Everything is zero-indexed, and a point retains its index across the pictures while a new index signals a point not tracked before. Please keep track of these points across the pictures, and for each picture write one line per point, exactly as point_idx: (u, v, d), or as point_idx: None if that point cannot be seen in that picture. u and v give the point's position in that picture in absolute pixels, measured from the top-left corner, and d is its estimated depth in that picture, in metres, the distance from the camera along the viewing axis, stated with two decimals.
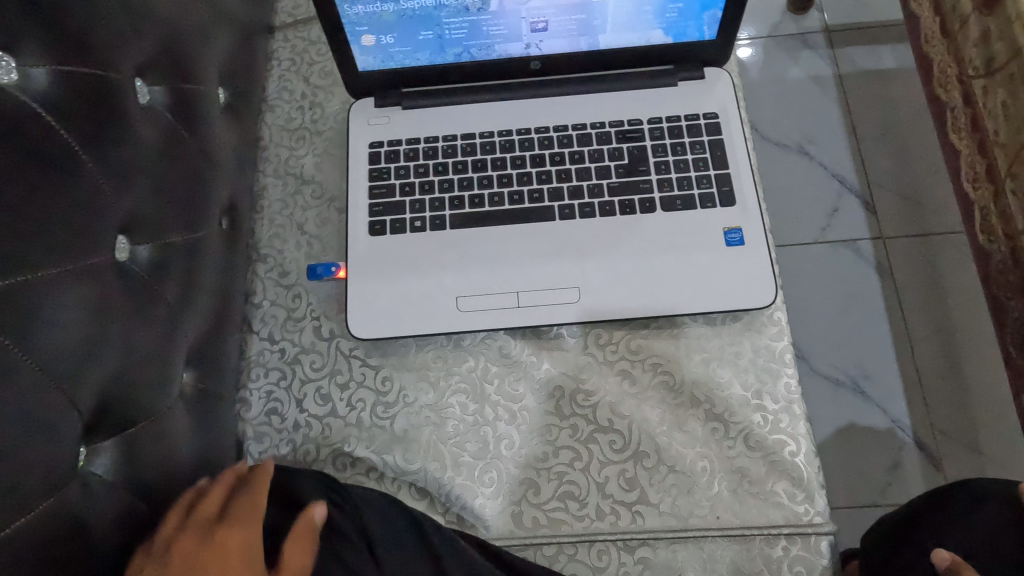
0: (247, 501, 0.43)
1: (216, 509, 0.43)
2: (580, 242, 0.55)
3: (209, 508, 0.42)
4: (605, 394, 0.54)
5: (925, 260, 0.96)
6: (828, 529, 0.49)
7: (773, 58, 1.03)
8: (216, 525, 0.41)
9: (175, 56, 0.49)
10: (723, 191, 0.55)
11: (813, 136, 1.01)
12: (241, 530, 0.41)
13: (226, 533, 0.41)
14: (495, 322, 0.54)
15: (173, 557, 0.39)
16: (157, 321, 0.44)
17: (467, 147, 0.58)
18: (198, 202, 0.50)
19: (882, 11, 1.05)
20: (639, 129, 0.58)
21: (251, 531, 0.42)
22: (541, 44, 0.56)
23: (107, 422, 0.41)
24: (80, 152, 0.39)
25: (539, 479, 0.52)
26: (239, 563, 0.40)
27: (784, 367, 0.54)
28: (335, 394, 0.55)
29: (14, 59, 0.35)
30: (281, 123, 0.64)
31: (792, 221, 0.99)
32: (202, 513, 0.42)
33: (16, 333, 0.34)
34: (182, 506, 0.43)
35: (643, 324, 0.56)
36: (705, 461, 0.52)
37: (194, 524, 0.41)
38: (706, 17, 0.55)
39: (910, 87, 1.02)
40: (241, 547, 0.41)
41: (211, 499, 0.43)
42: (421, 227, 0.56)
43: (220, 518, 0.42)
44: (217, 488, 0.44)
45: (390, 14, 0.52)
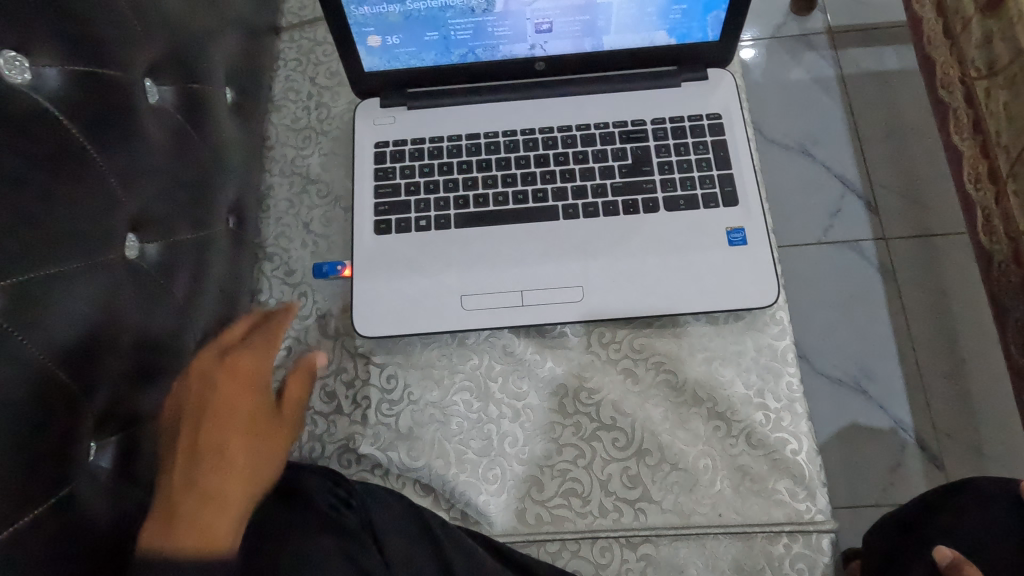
0: (265, 333, 0.47)
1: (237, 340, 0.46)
2: (584, 241, 0.55)
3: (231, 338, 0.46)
4: (608, 392, 0.54)
5: (928, 261, 0.96)
6: (830, 527, 0.50)
7: (776, 59, 1.04)
8: (232, 349, 0.45)
9: (184, 56, 0.49)
10: (725, 191, 0.56)
11: (815, 137, 1.02)
12: (255, 358, 0.45)
13: (242, 359, 0.45)
14: (499, 321, 0.54)
15: (195, 377, 0.43)
16: (163, 317, 0.45)
17: (472, 147, 0.58)
18: (205, 200, 0.51)
19: (885, 13, 1.05)
20: (643, 129, 0.58)
21: (264, 362, 0.46)
22: (546, 44, 0.57)
23: (115, 418, 0.42)
24: (90, 150, 0.39)
25: (543, 476, 0.52)
26: (252, 383, 0.44)
27: (786, 366, 0.54)
28: (340, 392, 0.55)
29: (27, 60, 0.36)
30: (287, 123, 0.65)
31: (795, 221, 0.99)
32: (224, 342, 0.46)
33: (29, 327, 0.35)
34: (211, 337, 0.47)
35: (646, 323, 0.56)
36: (707, 459, 0.52)
37: (216, 349, 0.45)
38: (709, 18, 0.55)
39: (912, 88, 1.03)
40: (255, 368, 0.45)
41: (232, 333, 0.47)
42: (426, 226, 0.56)
43: (239, 345, 0.46)
44: (241, 322, 0.48)
45: (396, 15, 0.52)
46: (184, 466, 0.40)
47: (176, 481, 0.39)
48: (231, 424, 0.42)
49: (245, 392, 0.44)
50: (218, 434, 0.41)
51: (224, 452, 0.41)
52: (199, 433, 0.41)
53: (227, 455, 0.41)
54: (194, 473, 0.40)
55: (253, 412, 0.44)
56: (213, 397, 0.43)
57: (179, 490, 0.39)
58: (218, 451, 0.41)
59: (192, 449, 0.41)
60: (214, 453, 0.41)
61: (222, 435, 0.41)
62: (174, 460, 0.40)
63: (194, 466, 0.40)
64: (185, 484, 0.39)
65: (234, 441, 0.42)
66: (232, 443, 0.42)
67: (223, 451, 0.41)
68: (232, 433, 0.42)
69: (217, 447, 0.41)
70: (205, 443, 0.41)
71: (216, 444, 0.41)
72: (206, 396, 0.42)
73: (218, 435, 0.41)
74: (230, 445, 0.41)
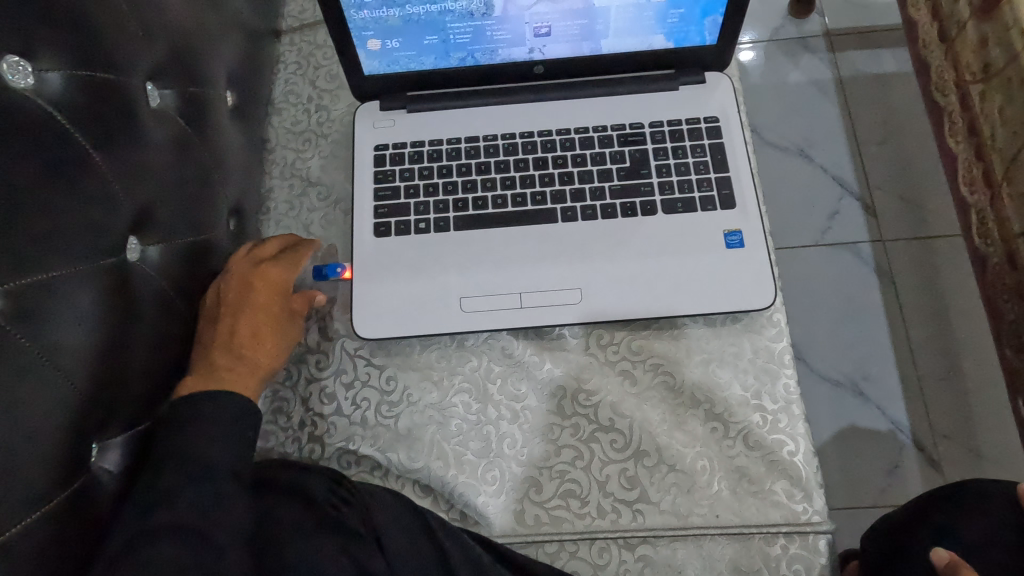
0: (297, 254, 0.54)
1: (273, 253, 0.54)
2: (582, 244, 0.55)
3: (269, 249, 0.54)
4: (606, 394, 0.55)
5: (925, 263, 0.96)
6: (827, 528, 0.50)
7: (775, 62, 1.04)
8: (265, 261, 0.53)
9: (185, 61, 0.50)
10: (723, 194, 0.56)
11: (813, 140, 1.02)
12: (286, 272, 0.53)
13: (276, 271, 0.52)
14: (498, 323, 0.54)
15: (234, 277, 0.51)
16: (161, 318, 0.45)
17: (471, 150, 0.59)
18: (206, 203, 0.51)
19: (882, 16, 1.06)
20: (641, 132, 0.59)
21: (294, 278, 0.53)
22: (544, 48, 0.57)
23: (118, 419, 0.42)
24: (92, 153, 0.39)
25: (541, 478, 0.53)
26: (277, 293, 0.52)
27: (783, 368, 0.55)
28: (340, 393, 0.56)
29: (31, 64, 0.36)
30: (287, 126, 0.65)
31: (793, 223, 1.00)
32: (263, 253, 0.53)
33: (31, 330, 0.35)
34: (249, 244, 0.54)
35: (645, 325, 0.57)
36: (705, 461, 0.52)
37: (256, 259, 0.53)
38: (706, 23, 0.56)
39: (910, 91, 1.03)
40: (281, 280, 0.53)
41: (269, 246, 0.54)
42: (425, 229, 0.57)
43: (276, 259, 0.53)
44: (278, 239, 0.55)
45: (395, 19, 0.53)
46: (219, 349, 0.48)
47: (211, 357, 0.48)
48: (261, 322, 0.51)
49: (271, 300, 0.52)
50: (249, 329, 0.50)
51: (252, 344, 0.50)
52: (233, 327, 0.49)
53: (254, 347, 0.50)
54: (228, 355, 0.49)
55: (277, 317, 0.52)
56: (246, 300, 0.50)
57: (212, 366, 0.48)
58: (247, 342, 0.50)
59: (227, 335, 0.49)
60: (244, 344, 0.50)
61: (252, 330, 0.50)
62: (210, 340, 0.49)
63: (227, 350, 0.49)
64: (220, 361, 0.48)
65: (261, 337, 0.51)
66: (258, 338, 0.50)
67: (251, 343, 0.50)
68: (260, 331, 0.51)
69: (247, 338, 0.50)
70: (239, 334, 0.49)
71: (247, 336, 0.50)
72: (246, 296, 0.50)
73: (250, 330, 0.50)
74: (257, 340, 0.50)
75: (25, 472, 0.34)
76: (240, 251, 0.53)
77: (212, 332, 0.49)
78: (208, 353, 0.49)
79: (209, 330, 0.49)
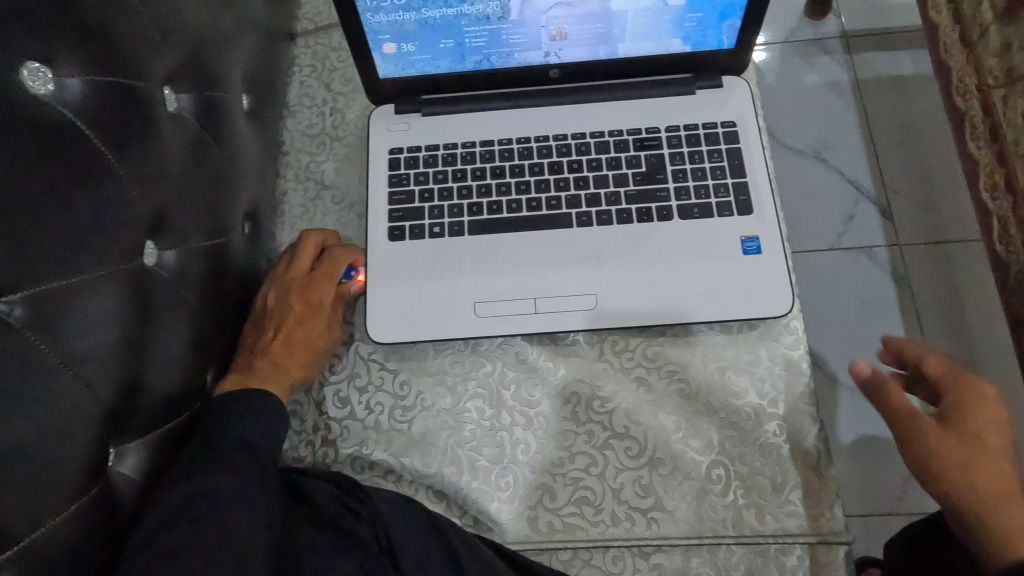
0: (327, 265, 0.56)
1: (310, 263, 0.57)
2: (598, 249, 0.55)
3: (304, 259, 0.56)
4: (621, 401, 0.54)
5: (941, 267, 0.96)
6: (845, 539, 0.49)
7: (790, 64, 1.02)
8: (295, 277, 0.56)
9: (202, 64, 0.50)
10: (740, 200, 0.56)
11: (829, 142, 1.01)
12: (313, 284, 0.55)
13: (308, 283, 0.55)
14: (512, 328, 0.54)
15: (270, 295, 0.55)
16: (181, 321, 0.45)
17: (485, 154, 0.59)
18: (223, 207, 0.51)
19: (900, 18, 1.04)
20: (657, 137, 0.58)
21: (327, 286, 0.56)
22: (561, 52, 0.57)
23: (135, 424, 0.42)
24: (111, 160, 0.39)
25: (555, 484, 0.52)
26: (306, 304, 0.55)
27: (800, 377, 0.54)
28: (353, 397, 0.55)
29: (51, 71, 0.36)
30: (302, 128, 0.65)
31: (808, 227, 0.99)
32: (299, 264, 0.56)
33: (49, 336, 0.35)
34: (290, 255, 0.57)
35: (659, 332, 0.56)
36: (721, 469, 0.52)
37: (293, 272, 0.56)
38: (724, 26, 0.55)
39: (929, 93, 1.02)
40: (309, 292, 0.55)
41: (304, 257, 0.57)
42: (439, 233, 0.56)
43: (312, 270, 0.56)
44: (311, 243, 0.57)
45: (411, 23, 0.53)
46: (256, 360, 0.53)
47: (249, 363, 0.53)
48: (294, 331, 0.54)
49: (299, 310, 0.54)
50: (281, 340, 0.53)
51: (286, 351, 0.53)
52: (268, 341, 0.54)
53: (287, 353, 0.53)
54: (261, 361, 0.52)
55: (309, 325, 0.55)
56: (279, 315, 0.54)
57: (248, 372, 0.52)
58: (281, 348, 0.53)
59: (265, 343, 0.53)
60: (276, 351, 0.53)
61: (286, 338, 0.54)
62: (251, 353, 0.53)
63: (261, 358, 0.53)
64: (254, 367, 0.52)
65: (295, 344, 0.54)
66: (290, 348, 0.53)
67: (282, 350, 0.53)
68: (293, 339, 0.54)
69: (279, 346, 0.53)
70: (272, 345, 0.53)
71: (281, 344, 0.53)
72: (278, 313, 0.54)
73: (283, 338, 0.53)
74: (291, 347, 0.53)
75: (41, 479, 0.34)
76: (281, 266, 0.57)
77: (254, 345, 0.54)
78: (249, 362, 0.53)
79: (252, 343, 0.54)
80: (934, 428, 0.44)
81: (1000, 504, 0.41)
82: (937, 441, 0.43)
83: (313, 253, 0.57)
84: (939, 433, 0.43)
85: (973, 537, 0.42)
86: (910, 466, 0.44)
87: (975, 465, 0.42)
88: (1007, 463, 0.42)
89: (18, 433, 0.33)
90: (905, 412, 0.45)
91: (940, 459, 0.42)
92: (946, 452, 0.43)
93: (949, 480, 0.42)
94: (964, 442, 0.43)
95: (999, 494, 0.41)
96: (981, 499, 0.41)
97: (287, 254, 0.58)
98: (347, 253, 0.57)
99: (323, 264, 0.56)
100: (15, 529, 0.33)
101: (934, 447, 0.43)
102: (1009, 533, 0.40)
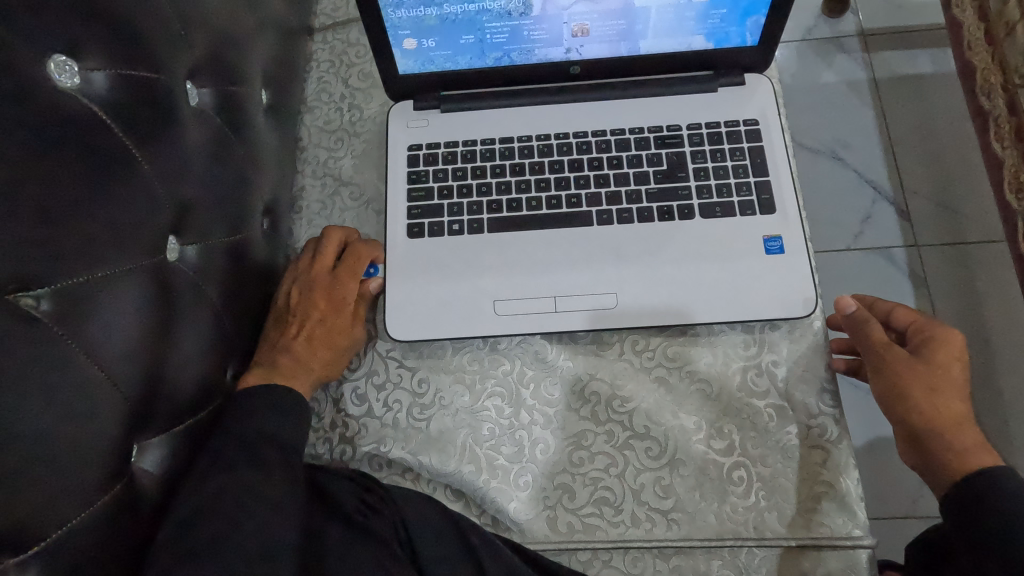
0: (350, 262, 0.56)
1: (333, 260, 0.57)
2: (618, 248, 0.55)
3: (327, 256, 0.56)
4: (641, 401, 0.54)
5: (959, 269, 0.95)
6: (869, 543, 0.49)
7: (806, 63, 1.01)
8: (318, 275, 0.55)
9: (222, 59, 0.50)
10: (763, 199, 0.55)
11: (845, 142, 1.00)
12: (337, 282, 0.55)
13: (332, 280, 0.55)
14: (532, 327, 0.54)
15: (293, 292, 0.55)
16: (202, 318, 0.45)
17: (505, 151, 0.58)
18: (242, 203, 0.51)
19: (919, 16, 1.04)
20: (678, 135, 0.57)
21: (351, 284, 0.56)
22: (582, 48, 0.56)
23: (157, 420, 0.42)
24: (134, 153, 0.39)
25: (574, 484, 0.52)
26: (329, 301, 0.55)
27: (822, 378, 0.54)
28: (371, 395, 0.55)
29: (77, 64, 0.36)
30: (319, 124, 0.65)
31: (825, 227, 0.98)
32: (322, 261, 0.56)
33: (74, 332, 0.35)
34: (313, 252, 0.57)
35: (680, 331, 0.56)
36: (743, 471, 0.52)
37: (316, 269, 0.56)
38: (748, 23, 0.55)
39: (948, 93, 1.01)
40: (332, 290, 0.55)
41: (327, 254, 0.57)
42: (458, 230, 0.56)
43: (335, 267, 0.56)
44: (334, 240, 0.57)
45: (432, 18, 0.52)
46: (278, 356, 0.53)
47: (271, 359, 0.53)
48: (317, 329, 0.54)
49: (323, 308, 0.54)
50: (304, 338, 0.53)
51: (308, 349, 0.53)
52: (291, 338, 0.54)
53: (310, 350, 0.53)
54: (285, 358, 0.52)
55: (333, 322, 0.55)
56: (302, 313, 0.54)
57: (271, 369, 0.52)
58: (304, 346, 0.53)
59: (288, 340, 0.53)
60: (299, 348, 0.53)
61: (309, 335, 0.54)
62: (272, 349, 0.53)
63: (284, 355, 0.53)
64: (277, 364, 0.52)
65: (318, 341, 0.54)
66: (313, 345, 0.54)
67: (305, 347, 0.53)
68: (316, 337, 0.54)
69: (302, 343, 0.53)
70: (295, 342, 0.53)
71: (305, 341, 0.53)
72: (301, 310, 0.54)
73: (307, 335, 0.54)
74: (314, 344, 0.54)
75: (66, 476, 0.34)
76: (303, 262, 0.57)
77: (275, 341, 0.54)
78: (271, 358, 0.53)
79: (274, 339, 0.54)
80: (905, 355, 0.49)
81: (953, 423, 0.47)
82: (907, 365, 0.49)
83: (336, 250, 0.57)
84: (909, 358, 0.49)
85: (925, 454, 0.47)
86: (877, 388, 0.50)
87: (938, 387, 0.47)
88: (964, 392, 0.48)
89: (47, 430, 0.33)
90: (882, 349, 0.50)
91: (906, 383, 0.48)
92: (912, 379, 0.48)
93: (914, 397, 0.47)
94: (930, 368, 0.48)
95: (955, 415, 0.47)
96: (939, 417, 0.47)
97: (308, 250, 0.58)
98: (369, 250, 0.57)
99: (345, 261, 0.56)
100: (41, 525, 0.33)
101: (903, 370, 0.49)
102: (959, 446, 0.46)
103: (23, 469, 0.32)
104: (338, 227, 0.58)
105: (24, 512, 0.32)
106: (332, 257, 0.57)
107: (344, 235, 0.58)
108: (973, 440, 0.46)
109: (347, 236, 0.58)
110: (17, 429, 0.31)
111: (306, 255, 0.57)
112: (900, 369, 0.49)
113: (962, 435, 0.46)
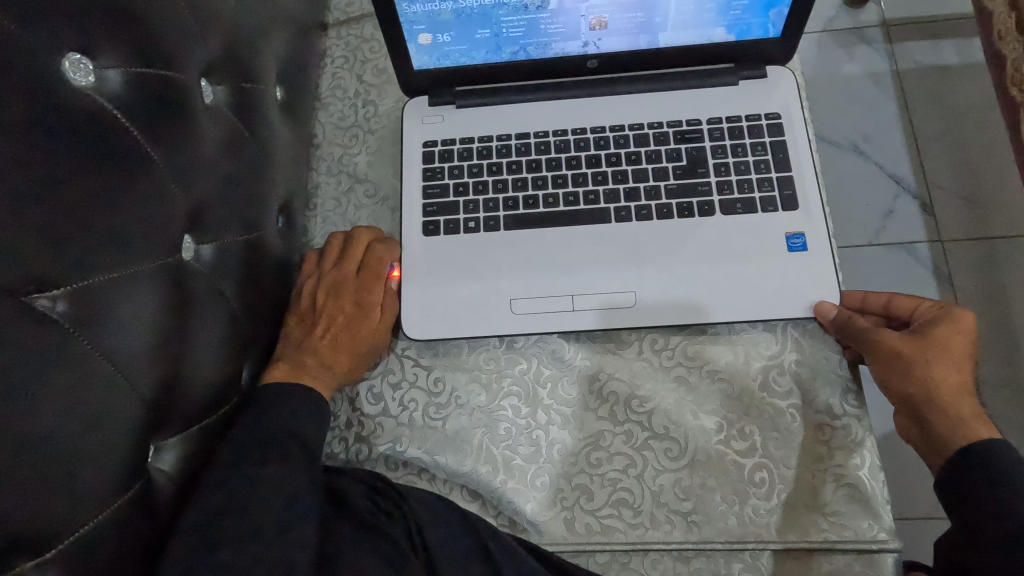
0: (375, 265, 0.56)
1: (359, 262, 0.56)
2: (637, 246, 0.54)
3: (354, 258, 0.56)
4: (661, 401, 0.53)
5: (986, 265, 0.92)
6: (895, 547, 0.48)
7: (829, 54, 0.99)
8: (347, 280, 0.55)
9: (236, 57, 0.49)
10: (785, 195, 0.54)
11: (868, 135, 0.98)
12: (365, 288, 0.55)
13: (360, 287, 0.55)
14: (549, 325, 0.53)
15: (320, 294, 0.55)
16: (218, 317, 0.45)
17: (522, 147, 0.57)
18: (257, 201, 0.50)
19: (943, 5, 1.01)
20: (698, 129, 0.56)
21: (376, 290, 0.55)
22: (599, 42, 0.55)
23: (172, 422, 0.42)
24: (149, 151, 0.39)
25: (593, 485, 0.51)
26: (355, 307, 0.55)
27: (845, 378, 0.53)
28: (387, 394, 0.55)
29: (92, 62, 0.36)
30: (334, 121, 0.65)
31: (847, 221, 0.96)
32: (348, 263, 0.56)
33: (94, 332, 0.35)
34: (340, 251, 0.57)
35: (699, 330, 0.55)
36: (764, 472, 0.51)
37: (343, 271, 0.55)
38: (771, 14, 0.53)
39: (973, 84, 0.98)
40: (360, 297, 0.55)
41: (354, 256, 0.56)
42: (475, 228, 0.55)
43: (361, 270, 0.56)
44: (361, 242, 0.57)
45: (448, 13, 0.51)
46: (304, 356, 0.53)
47: (296, 358, 0.53)
48: (342, 332, 0.54)
49: (348, 314, 0.54)
50: (329, 341, 0.53)
51: (332, 352, 0.53)
52: (316, 340, 0.53)
53: (335, 354, 0.53)
54: (310, 360, 0.52)
55: (358, 326, 0.54)
56: (329, 317, 0.54)
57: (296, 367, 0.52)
58: (328, 349, 0.53)
59: (313, 342, 0.53)
60: (325, 350, 0.53)
61: (334, 339, 0.54)
62: (297, 348, 0.53)
63: (309, 354, 0.53)
64: (303, 364, 0.52)
65: (342, 345, 0.54)
66: (337, 348, 0.53)
67: (329, 350, 0.53)
68: (340, 341, 0.54)
69: (328, 347, 0.53)
70: (321, 344, 0.53)
71: (329, 344, 0.53)
72: (329, 314, 0.54)
73: (332, 339, 0.53)
74: (338, 348, 0.53)
75: (86, 478, 0.34)
76: (330, 261, 0.56)
77: (302, 338, 0.54)
78: (297, 356, 0.53)
79: (300, 337, 0.54)
80: (900, 338, 0.49)
81: (950, 396, 0.47)
82: (913, 353, 0.48)
83: (362, 250, 0.56)
84: (903, 339, 0.49)
85: (928, 446, 0.48)
86: (890, 381, 0.49)
87: (935, 363, 0.47)
88: (964, 365, 0.48)
89: (70, 431, 0.33)
90: (887, 345, 0.49)
91: (920, 375, 0.47)
92: (925, 370, 0.47)
93: (912, 376, 0.48)
94: (925, 345, 0.48)
95: (955, 389, 0.47)
96: (942, 395, 0.47)
97: (335, 249, 0.57)
98: (391, 251, 0.56)
99: (371, 264, 0.56)
100: (61, 526, 0.33)
101: (904, 358, 0.48)
102: (955, 419, 0.46)
103: (41, 471, 0.32)
104: (364, 227, 0.58)
105: (43, 514, 0.32)
106: (359, 259, 0.56)
107: (370, 235, 0.57)
108: (970, 410, 0.47)
109: (374, 235, 0.58)
110: (37, 432, 0.31)
111: (332, 254, 0.57)
112: (914, 363, 0.48)
113: (959, 407, 0.47)
